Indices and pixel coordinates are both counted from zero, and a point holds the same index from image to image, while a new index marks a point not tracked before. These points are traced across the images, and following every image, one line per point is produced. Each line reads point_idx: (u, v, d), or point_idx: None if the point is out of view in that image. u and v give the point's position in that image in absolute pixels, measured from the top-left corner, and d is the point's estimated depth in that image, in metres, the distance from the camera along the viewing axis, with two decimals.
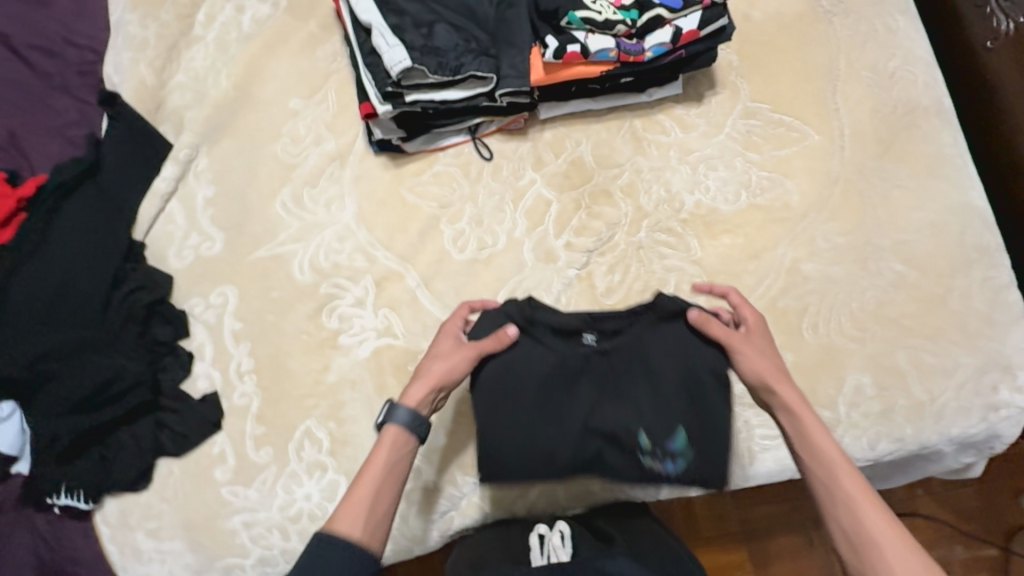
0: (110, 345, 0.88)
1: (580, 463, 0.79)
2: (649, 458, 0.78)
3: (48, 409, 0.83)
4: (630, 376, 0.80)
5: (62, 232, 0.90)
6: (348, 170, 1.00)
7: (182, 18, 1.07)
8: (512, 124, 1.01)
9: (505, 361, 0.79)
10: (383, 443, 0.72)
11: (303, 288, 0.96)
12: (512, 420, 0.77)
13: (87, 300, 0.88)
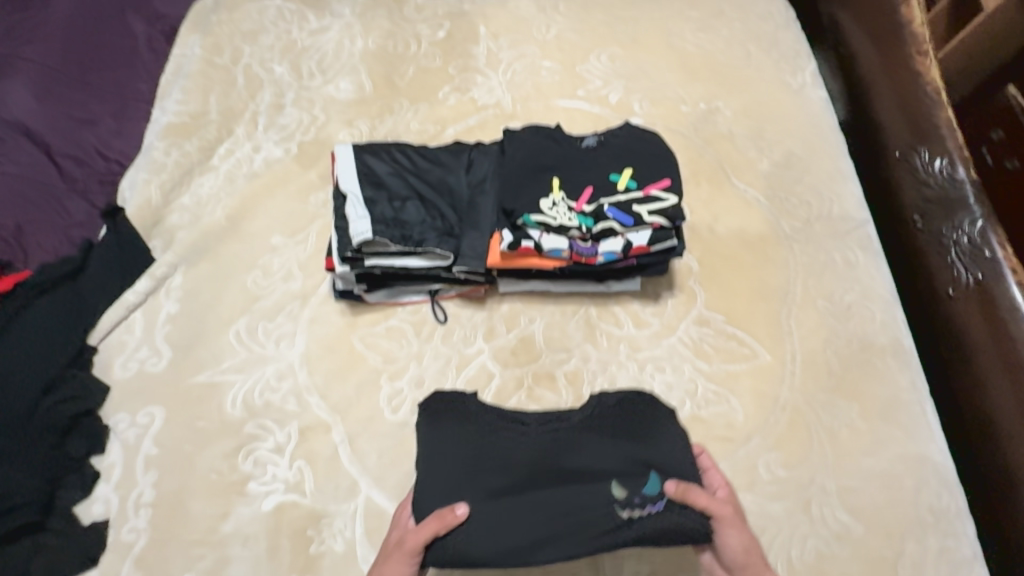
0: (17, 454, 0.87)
1: (557, 528, 0.72)
2: (626, 511, 0.72)
3: None
4: (580, 450, 0.79)
5: (22, 334, 0.95)
6: (306, 310, 1.04)
7: (203, 150, 1.20)
8: (472, 293, 1.03)
9: (444, 450, 0.79)
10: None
11: (229, 423, 0.95)
12: (466, 494, 0.75)
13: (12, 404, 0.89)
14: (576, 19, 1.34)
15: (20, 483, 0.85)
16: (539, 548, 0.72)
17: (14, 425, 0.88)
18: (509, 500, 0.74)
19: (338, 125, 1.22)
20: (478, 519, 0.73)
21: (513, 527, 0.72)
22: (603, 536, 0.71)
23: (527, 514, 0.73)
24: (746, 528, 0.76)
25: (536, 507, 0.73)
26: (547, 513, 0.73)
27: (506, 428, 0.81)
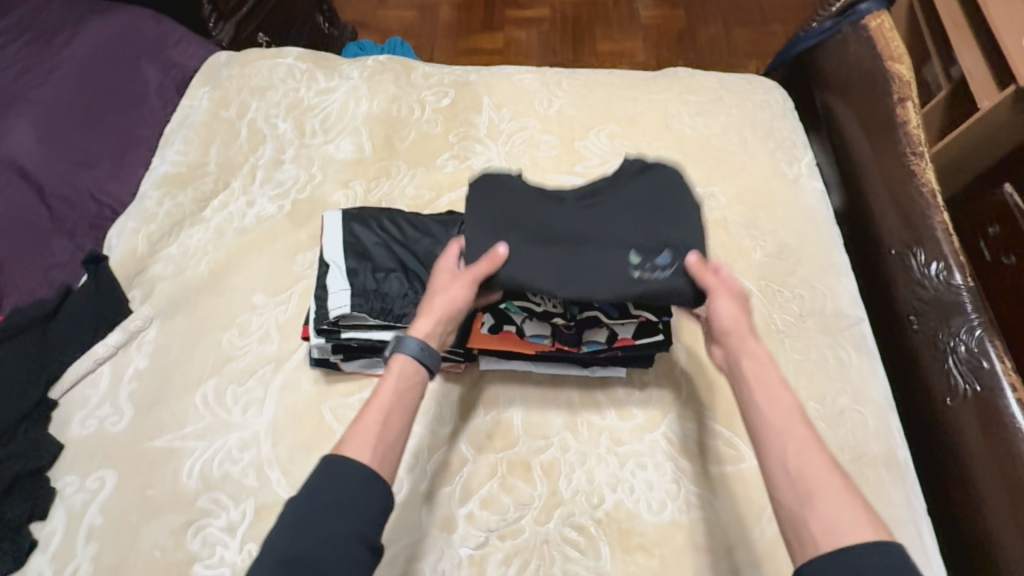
0: None
1: (579, 277, 0.80)
2: (639, 272, 0.80)
3: None
4: (615, 212, 0.87)
5: None
6: (279, 375, 1.00)
7: (197, 202, 1.20)
8: (451, 368, 1.00)
9: (490, 202, 0.88)
10: (394, 372, 0.75)
11: (184, 494, 0.90)
12: (501, 232, 0.84)
13: None
14: (578, 95, 1.36)
15: None
16: (564, 285, 0.79)
17: None
18: (543, 247, 0.82)
19: (334, 184, 1.23)
20: (507, 266, 0.80)
21: (539, 281, 0.80)
22: (619, 291, 0.79)
23: (555, 253, 0.82)
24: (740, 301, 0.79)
25: (567, 245, 0.82)
26: (575, 251, 0.82)
27: (547, 198, 0.90)
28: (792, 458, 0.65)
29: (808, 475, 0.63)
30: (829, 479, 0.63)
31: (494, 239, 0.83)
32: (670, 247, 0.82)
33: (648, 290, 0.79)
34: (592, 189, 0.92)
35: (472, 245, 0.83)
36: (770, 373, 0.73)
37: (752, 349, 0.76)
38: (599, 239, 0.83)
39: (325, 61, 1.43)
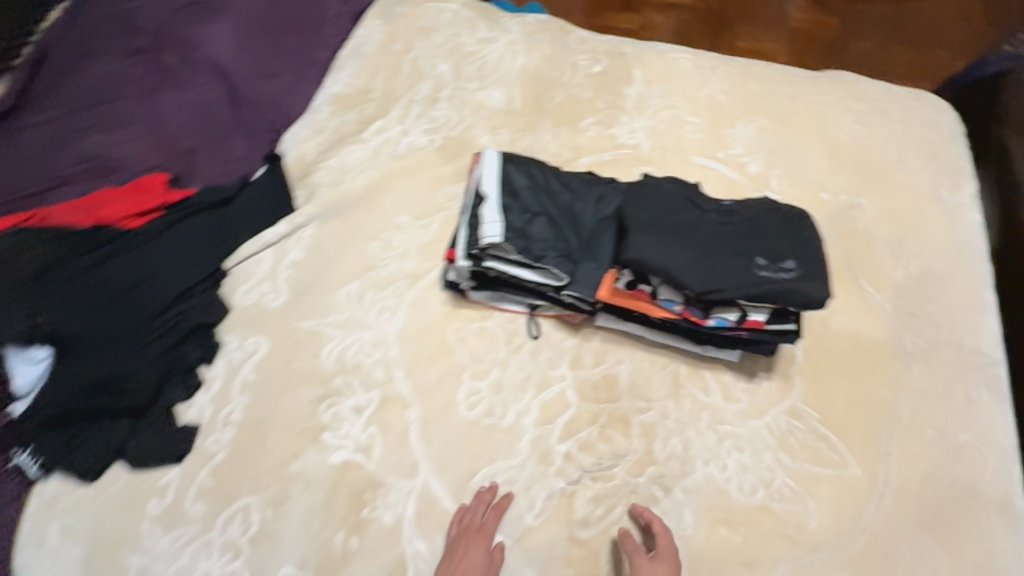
0: (141, 344, 0.97)
1: (705, 267, 0.89)
2: (763, 272, 0.88)
3: (68, 378, 0.91)
4: (744, 219, 0.95)
5: (174, 242, 1.06)
6: (412, 290, 1.10)
7: (359, 122, 1.31)
8: (569, 317, 1.06)
9: (632, 197, 0.99)
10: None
11: (321, 372, 1.02)
12: (641, 220, 0.94)
13: (150, 302, 1.00)
14: (731, 82, 1.34)
15: (137, 371, 0.95)
16: (690, 272, 0.88)
17: (144, 318, 0.98)
18: (676, 237, 0.92)
19: (482, 128, 1.29)
20: (642, 251, 0.91)
21: (670, 268, 0.89)
22: (742, 286, 0.87)
23: (686, 245, 0.91)
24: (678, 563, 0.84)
25: (698, 241, 0.91)
26: (703, 253, 0.90)
27: (685, 198, 0.99)
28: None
29: None
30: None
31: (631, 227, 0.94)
32: (795, 257, 0.89)
33: (768, 288, 0.86)
34: (727, 202, 1.01)
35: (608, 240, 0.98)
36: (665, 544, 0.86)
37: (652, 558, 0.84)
38: (727, 245, 0.91)
39: (488, 11, 1.49)
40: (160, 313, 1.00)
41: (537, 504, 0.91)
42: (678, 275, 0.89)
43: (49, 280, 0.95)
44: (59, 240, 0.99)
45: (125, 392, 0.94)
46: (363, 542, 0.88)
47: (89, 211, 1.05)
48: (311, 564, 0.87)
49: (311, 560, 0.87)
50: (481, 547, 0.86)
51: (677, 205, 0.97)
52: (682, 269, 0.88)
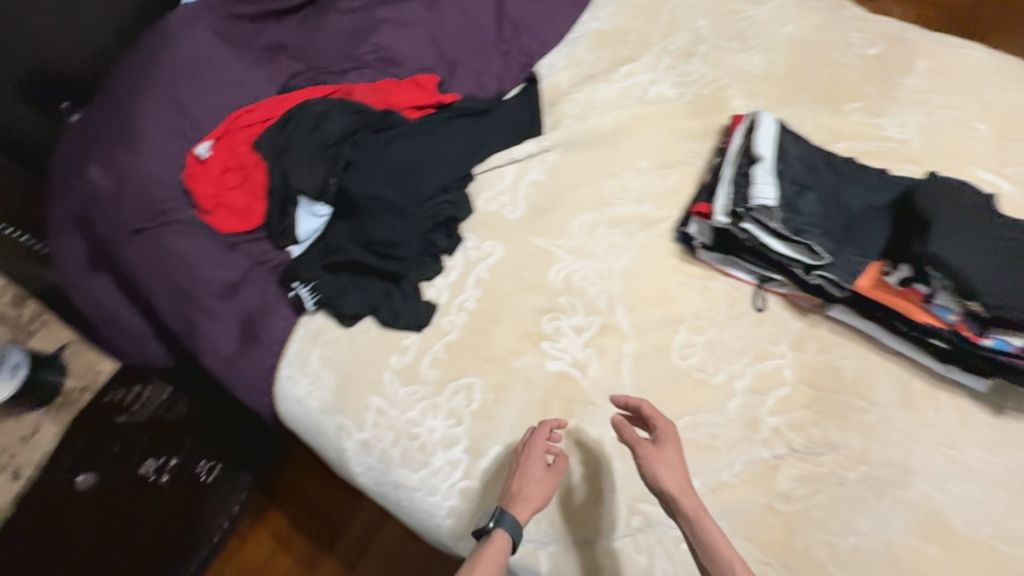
0: (408, 221, 1.09)
1: (1005, 283, 0.84)
2: None
3: (355, 236, 1.08)
4: None
5: (446, 140, 1.17)
6: (643, 234, 1.12)
7: (611, 62, 1.32)
8: (799, 299, 1.04)
9: (926, 190, 0.93)
10: (497, 550, 0.79)
11: (548, 288, 1.09)
12: (938, 217, 0.89)
13: (421, 188, 1.11)
14: None
15: (403, 244, 1.08)
16: (988, 286, 0.84)
17: (415, 200, 1.10)
18: (977, 244, 0.86)
19: (737, 90, 1.26)
20: (938, 252, 0.86)
21: (965, 277, 0.85)
22: None
23: (986, 255, 0.86)
24: (678, 439, 0.84)
25: (999, 253, 0.86)
26: (1004, 273, 0.84)
27: (984, 201, 0.92)
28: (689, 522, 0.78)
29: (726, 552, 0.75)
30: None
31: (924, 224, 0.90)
32: None
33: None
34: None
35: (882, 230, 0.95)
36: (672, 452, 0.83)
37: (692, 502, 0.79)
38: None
39: None
40: (426, 199, 1.12)
41: (738, 465, 0.93)
42: (972, 285, 0.85)
43: (345, 148, 1.11)
44: (357, 115, 1.14)
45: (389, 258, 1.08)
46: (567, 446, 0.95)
47: (379, 96, 1.19)
48: None
49: None
50: (535, 463, 0.87)
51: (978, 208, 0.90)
52: (979, 281, 0.85)
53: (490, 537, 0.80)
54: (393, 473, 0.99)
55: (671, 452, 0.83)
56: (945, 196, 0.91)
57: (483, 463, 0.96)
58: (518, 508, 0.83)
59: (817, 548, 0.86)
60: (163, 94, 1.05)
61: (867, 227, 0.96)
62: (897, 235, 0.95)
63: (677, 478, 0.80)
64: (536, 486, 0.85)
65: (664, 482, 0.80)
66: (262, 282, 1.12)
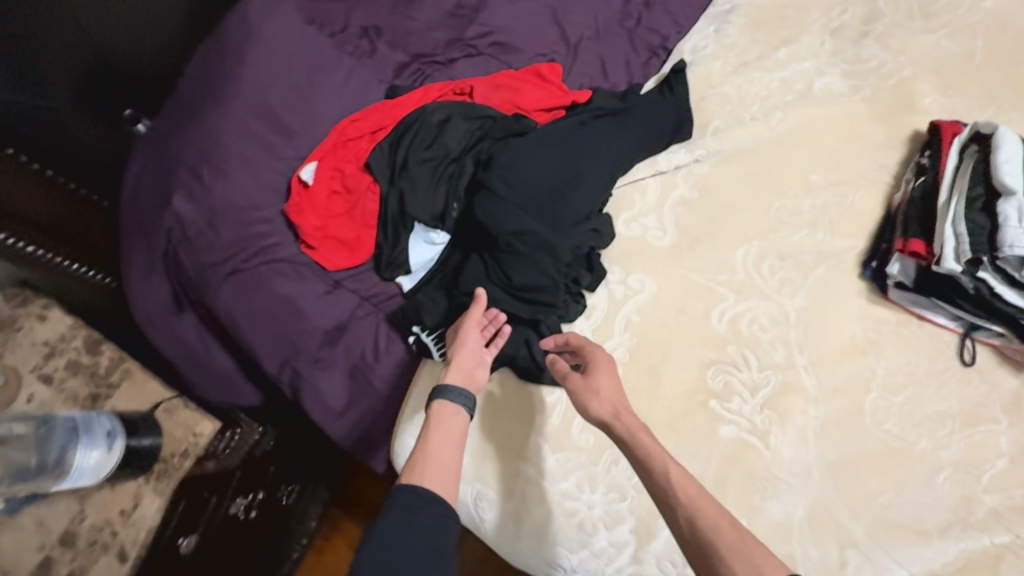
0: (547, 256, 0.91)
1: None
2: None
3: (487, 272, 0.92)
4: None
5: (589, 151, 0.97)
6: (820, 268, 0.95)
7: (767, 46, 1.10)
8: (1013, 353, 0.89)
9: None
10: (446, 415, 0.73)
11: (712, 334, 0.93)
12: None
13: (563, 214, 0.92)
14: None
15: (544, 283, 0.91)
16: None
17: (555, 230, 0.92)
18: None
19: (927, 85, 1.04)
20: None
21: None
22: None
23: None
24: (608, 362, 0.80)
25: None
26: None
27: None
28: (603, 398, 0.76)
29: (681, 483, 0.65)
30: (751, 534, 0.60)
31: None
32: None
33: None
34: None
35: None
36: (604, 367, 0.80)
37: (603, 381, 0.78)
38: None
39: None
40: (567, 228, 0.93)
41: (953, 554, 0.81)
42: None
43: (468, 165, 0.94)
44: (478, 122, 0.95)
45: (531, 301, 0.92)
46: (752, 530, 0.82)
47: (503, 95, 0.98)
48: None
49: None
50: (471, 331, 0.83)
51: None
52: None
53: (431, 403, 0.73)
54: (545, 551, 0.86)
55: (605, 376, 0.79)
56: None
57: (654, 547, 0.83)
58: (452, 373, 0.78)
59: None
60: (249, 102, 0.90)
61: None
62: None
63: (612, 397, 0.76)
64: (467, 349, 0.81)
65: (601, 406, 0.75)
66: (371, 322, 0.96)
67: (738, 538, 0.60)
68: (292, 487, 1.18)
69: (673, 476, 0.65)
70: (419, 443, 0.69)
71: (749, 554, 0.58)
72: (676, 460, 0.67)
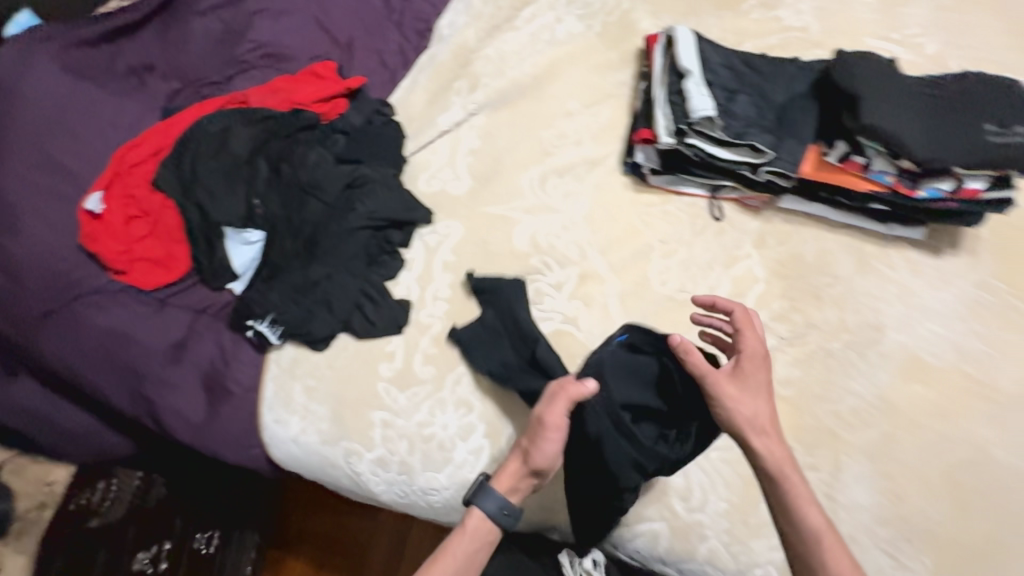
0: (343, 231, 1.02)
1: (942, 141, 0.87)
2: (996, 136, 0.87)
3: (299, 253, 1.02)
4: (972, 94, 0.90)
5: (364, 137, 1.10)
6: (592, 175, 1.12)
7: (512, 10, 1.27)
8: (750, 200, 1.08)
9: (864, 74, 0.91)
10: (468, 529, 0.83)
11: (516, 253, 1.06)
12: (880, 99, 0.88)
13: (352, 196, 1.05)
14: None
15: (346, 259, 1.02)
16: (934, 153, 0.87)
17: (344, 208, 1.04)
18: (913, 117, 0.88)
19: (642, 11, 1.25)
20: (886, 132, 0.87)
21: (910, 148, 0.87)
22: (976, 151, 0.86)
23: (920, 123, 0.88)
24: (764, 366, 0.82)
25: (928, 117, 0.88)
26: (930, 119, 0.88)
27: (900, 73, 0.93)
28: (751, 414, 0.79)
29: (832, 554, 0.75)
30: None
31: (866, 101, 0.88)
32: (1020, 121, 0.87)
33: (1001, 154, 0.86)
34: (939, 78, 0.94)
35: (804, 127, 0.98)
36: (758, 382, 0.82)
37: (761, 411, 0.80)
38: (955, 113, 0.89)
39: None
40: (357, 208, 1.04)
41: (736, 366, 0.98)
42: (915, 150, 0.87)
43: (262, 163, 1.02)
44: (259, 123, 1.04)
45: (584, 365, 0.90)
46: None
47: (278, 97, 1.08)
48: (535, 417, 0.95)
49: None
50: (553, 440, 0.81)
51: (909, 85, 0.91)
52: (921, 149, 0.87)
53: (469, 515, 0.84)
54: (418, 481, 0.95)
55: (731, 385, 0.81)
56: (875, 77, 0.91)
57: (506, 442, 0.94)
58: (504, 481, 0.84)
59: (823, 418, 0.94)
60: (27, 156, 0.94)
61: (797, 131, 0.98)
62: (829, 113, 0.98)
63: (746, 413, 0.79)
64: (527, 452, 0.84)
65: (743, 417, 0.79)
66: (211, 331, 1.02)
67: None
68: (208, 533, 1.20)
69: (828, 546, 0.75)
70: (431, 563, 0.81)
71: (835, 558, 0.75)
72: (833, 533, 0.76)
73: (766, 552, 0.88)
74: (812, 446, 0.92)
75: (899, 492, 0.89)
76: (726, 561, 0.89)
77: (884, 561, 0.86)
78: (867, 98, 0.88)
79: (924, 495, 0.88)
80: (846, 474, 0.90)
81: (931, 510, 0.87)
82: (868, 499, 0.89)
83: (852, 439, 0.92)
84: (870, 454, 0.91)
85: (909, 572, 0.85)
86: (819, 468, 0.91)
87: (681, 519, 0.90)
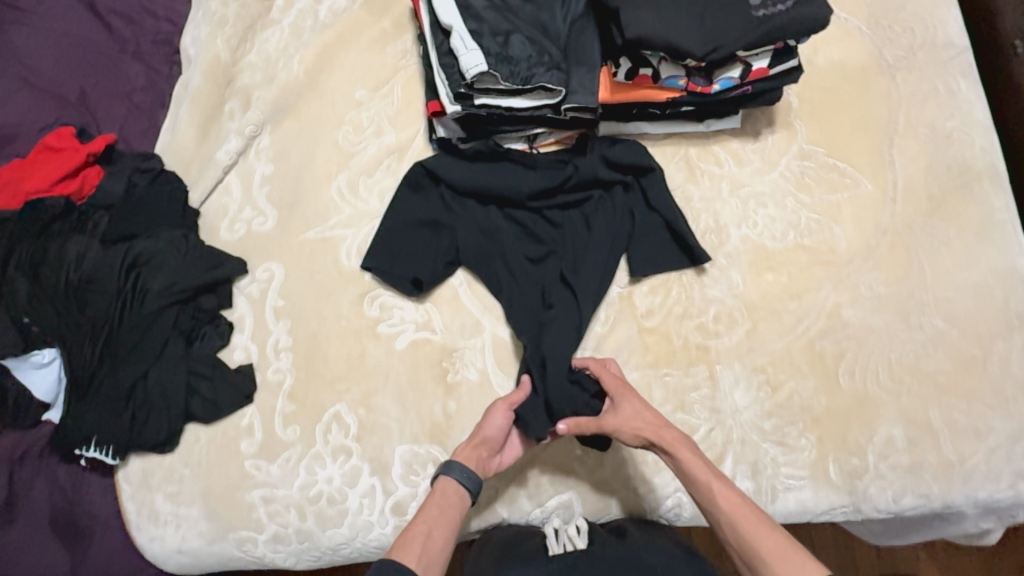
0: (143, 318, 0.90)
1: (713, 30, 0.83)
2: (762, 10, 0.83)
3: (100, 359, 0.89)
4: None
5: (133, 203, 0.96)
6: (404, 163, 1.02)
7: (261, 1, 1.10)
8: (569, 138, 1.02)
9: None
10: (443, 495, 0.76)
11: (348, 274, 0.97)
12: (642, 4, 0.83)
13: (138, 275, 0.92)
14: None
15: (158, 348, 0.90)
16: (709, 43, 0.83)
17: (134, 293, 0.91)
18: (679, 12, 0.83)
19: None
20: (656, 37, 0.82)
21: (686, 45, 0.83)
22: (748, 30, 0.83)
23: (688, 16, 0.83)
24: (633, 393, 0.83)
25: (694, 8, 0.84)
26: (697, 11, 0.84)
27: None
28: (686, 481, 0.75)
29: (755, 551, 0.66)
30: (756, 527, 0.68)
31: (629, 8, 0.82)
32: None
33: (771, 26, 0.82)
34: None
35: (589, 49, 0.91)
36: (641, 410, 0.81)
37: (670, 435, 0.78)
38: None
39: None
40: (148, 287, 0.91)
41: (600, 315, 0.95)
42: (689, 46, 0.82)
43: (16, 276, 0.88)
44: None
45: (533, 282, 0.96)
46: (460, 403, 0.92)
47: (9, 190, 0.93)
48: (418, 437, 0.91)
49: (422, 433, 0.91)
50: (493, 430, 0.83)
51: None
52: (695, 44, 0.83)
53: (437, 480, 0.78)
54: (321, 543, 0.89)
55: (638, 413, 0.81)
56: None
57: (396, 472, 0.90)
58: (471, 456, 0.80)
59: (691, 335, 0.94)
60: None
61: (582, 53, 0.91)
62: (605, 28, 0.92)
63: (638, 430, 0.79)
64: (491, 427, 0.84)
65: (630, 436, 0.80)
66: (39, 475, 0.89)
67: (776, 548, 0.66)
68: None
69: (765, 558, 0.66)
70: (405, 533, 0.70)
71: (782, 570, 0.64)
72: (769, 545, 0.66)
73: (671, 483, 0.91)
74: (688, 367, 0.93)
75: (773, 382, 0.91)
76: (637, 503, 0.91)
77: (774, 451, 0.90)
78: (629, 6, 0.83)
79: (793, 374, 0.91)
80: (723, 383, 0.92)
81: (804, 387, 0.91)
82: (747, 398, 0.91)
83: (721, 347, 0.93)
84: (740, 355, 0.93)
85: (796, 453, 0.89)
86: (700, 386, 0.92)
87: (586, 481, 0.90)
